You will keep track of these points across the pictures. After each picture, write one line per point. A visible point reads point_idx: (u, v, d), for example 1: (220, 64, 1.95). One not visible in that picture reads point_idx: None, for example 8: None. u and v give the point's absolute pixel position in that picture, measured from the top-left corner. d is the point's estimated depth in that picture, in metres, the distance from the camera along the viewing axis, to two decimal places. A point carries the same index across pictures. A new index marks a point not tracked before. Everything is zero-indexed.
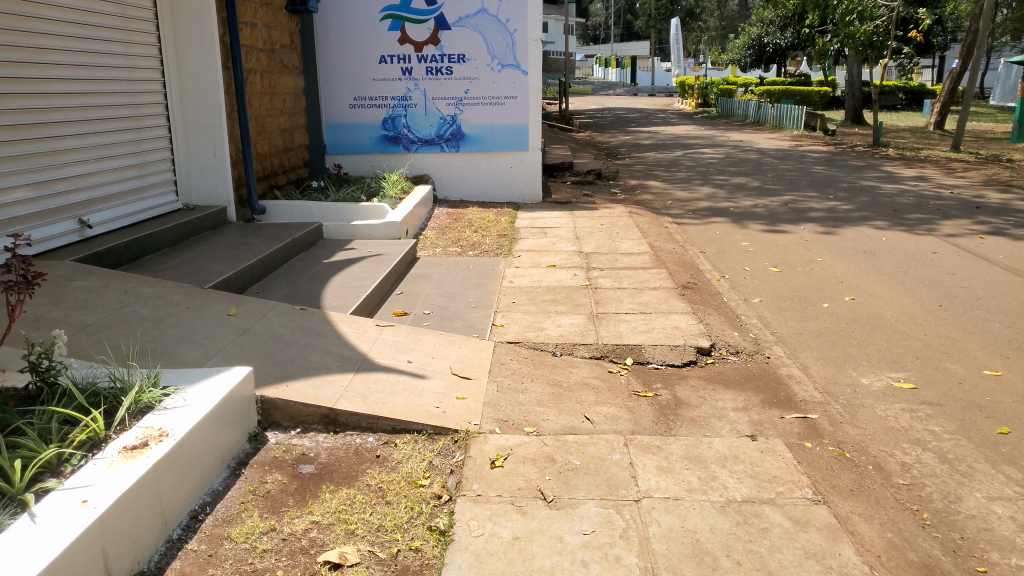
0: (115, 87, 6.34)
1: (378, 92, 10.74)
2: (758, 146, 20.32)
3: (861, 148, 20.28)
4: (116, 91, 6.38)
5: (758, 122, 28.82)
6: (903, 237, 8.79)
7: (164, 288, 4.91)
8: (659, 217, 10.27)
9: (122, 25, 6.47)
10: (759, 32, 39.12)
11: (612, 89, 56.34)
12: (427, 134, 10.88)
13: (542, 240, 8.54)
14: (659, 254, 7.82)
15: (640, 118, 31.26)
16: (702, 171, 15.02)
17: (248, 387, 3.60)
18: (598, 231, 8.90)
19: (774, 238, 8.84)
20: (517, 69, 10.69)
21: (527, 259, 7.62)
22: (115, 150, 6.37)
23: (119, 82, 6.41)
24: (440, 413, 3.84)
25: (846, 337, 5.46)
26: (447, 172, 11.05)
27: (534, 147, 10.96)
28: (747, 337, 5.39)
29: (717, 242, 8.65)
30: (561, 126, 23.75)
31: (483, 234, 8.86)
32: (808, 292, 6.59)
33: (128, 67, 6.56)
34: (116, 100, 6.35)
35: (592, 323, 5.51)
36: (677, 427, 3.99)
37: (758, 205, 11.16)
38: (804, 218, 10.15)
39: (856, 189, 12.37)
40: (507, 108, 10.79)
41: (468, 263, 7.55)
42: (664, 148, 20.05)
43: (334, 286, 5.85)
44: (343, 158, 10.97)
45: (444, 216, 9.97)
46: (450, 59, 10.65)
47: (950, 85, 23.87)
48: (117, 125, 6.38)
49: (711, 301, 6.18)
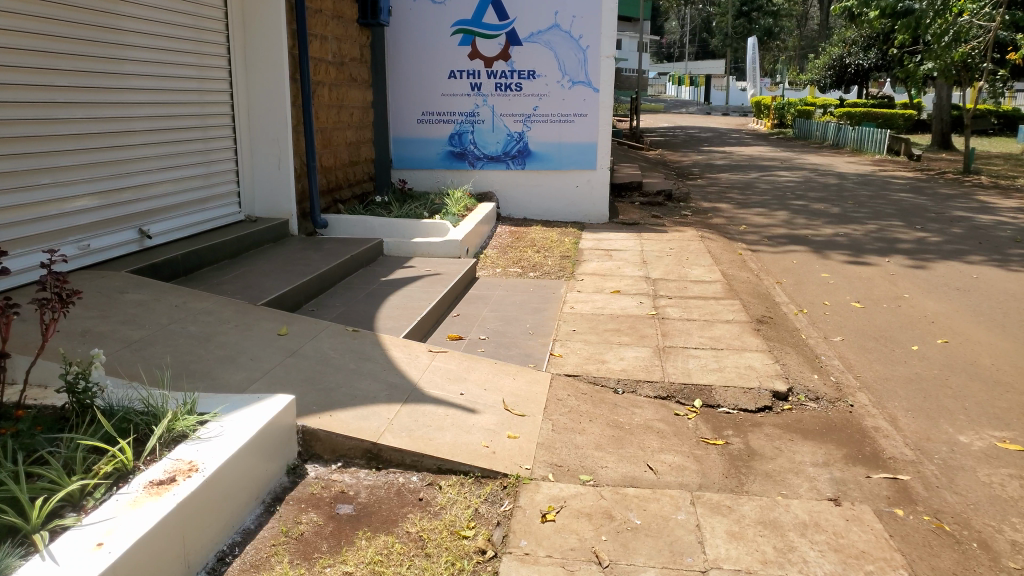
0: (185, 98, 6.39)
1: (446, 107, 10.66)
2: (838, 170, 19.44)
3: (950, 175, 19.13)
4: (186, 102, 6.44)
5: (838, 144, 27.69)
6: (1002, 274, 8.08)
7: (215, 304, 4.84)
8: (732, 243, 9.80)
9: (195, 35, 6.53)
10: (841, 52, 37.76)
11: (684, 108, 55.46)
12: (494, 151, 10.73)
13: (607, 263, 8.22)
14: (731, 283, 7.40)
15: (713, 138, 30.52)
16: (778, 194, 14.40)
17: (290, 417, 3.43)
18: (667, 256, 8.53)
19: (857, 271, 8.28)
20: (588, 87, 10.42)
21: (591, 284, 7.32)
22: (182, 161, 6.42)
23: (189, 94, 6.47)
24: (490, 454, 3.60)
25: (939, 385, 4.94)
26: (513, 190, 10.87)
27: (602, 166, 10.66)
28: (827, 380, 4.94)
29: (795, 272, 8.15)
30: (631, 144, 23.35)
31: (547, 255, 8.60)
32: (894, 332, 6.04)
33: (199, 79, 6.63)
34: (185, 112, 6.42)
35: (658, 358, 5.16)
36: (749, 483, 3.62)
37: (839, 233, 10.54)
38: (890, 250, 9.50)
39: (947, 220, 11.57)
40: (576, 125, 10.53)
41: (529, 285, 7.30)
42: (738, 169, 19.40)
43: (390, 307, 5.70)
44: (408, 173, 10.93)
45: (508, 234, 9.76)
46: (520, 75, 10.48)
47: None
48: (185, 136, 6.44)
49: (788, 338, 5.74)
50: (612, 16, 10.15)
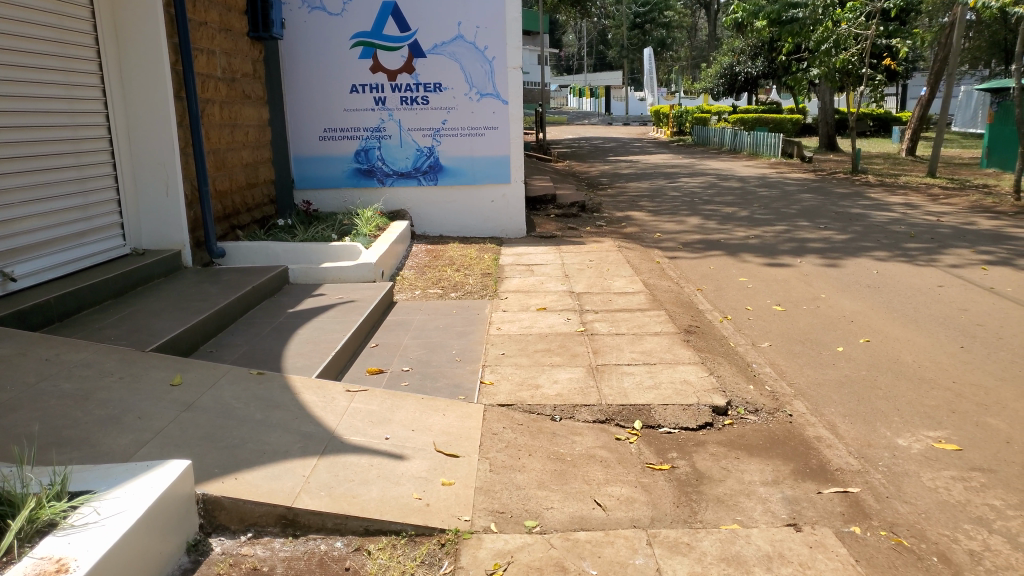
0: (53, 121, 5.72)
1: (349, 123, 10.19)
2: (738, 174, 20.04)
3: (841, 175, 20.05)
4: (56, 125, 5.77)
5: (735, 149, 28.69)
6: (907, 269, 8.34)
7: (95, 354, 4.28)
8: (649, 251, 9.75)
9: (60, 51, 5.87)
10: (731, 61, 39.28)
11: (586, 119, 56.44)
12: (403, 167, 10.31)
13: (529, 279, 7.95)
14: (655, 293, 7.28)
15: (617, 148, 31.07)
16: (687, 200, 14.62)
17: (185, 487, 2.99)
18: (587, 268, 8.37)
19: (773, 273, 8.36)
20: (497, 99, 10.20)
21: (515, 302, 7.03)
22: (54, 193, 5.75)
23: (58, 116, 5.79)
24: (424, 508, 3.25)
25: (869, 387, 4.87)
26: (424, 208, 10.47)
27: (516, 179, 10.44)
28: (764, 390, 4.82)
29: (715, 278, 8.13)
30: (538, 156, 23.38)
31: (465, 273, 8.26)
32: (819, 333, 6.03)
33: (69, 99, 5.96)
34: (55, 137, 5.76)
35: (593, 378, 4.91)
36: (702, 511, 3.41)
37: (750, 236, 10.70)
38: (800, 250, 9.69)
39: (846, 218, 11.98)
40: (487, 138, 10.28)
41: (449, 307, 6.94)
42: (644, 177, 19.67)
43: (300, 343, 5.22)
44: (312, 193, 10.36)
45: (422, 254, 9.35)
46: (426, 88, 10.14)
47: (922, 111, 23.89)
48: (56, 164, 5.77)
49: (718, 347, 5.61)
50: (517, 26, 9.96)
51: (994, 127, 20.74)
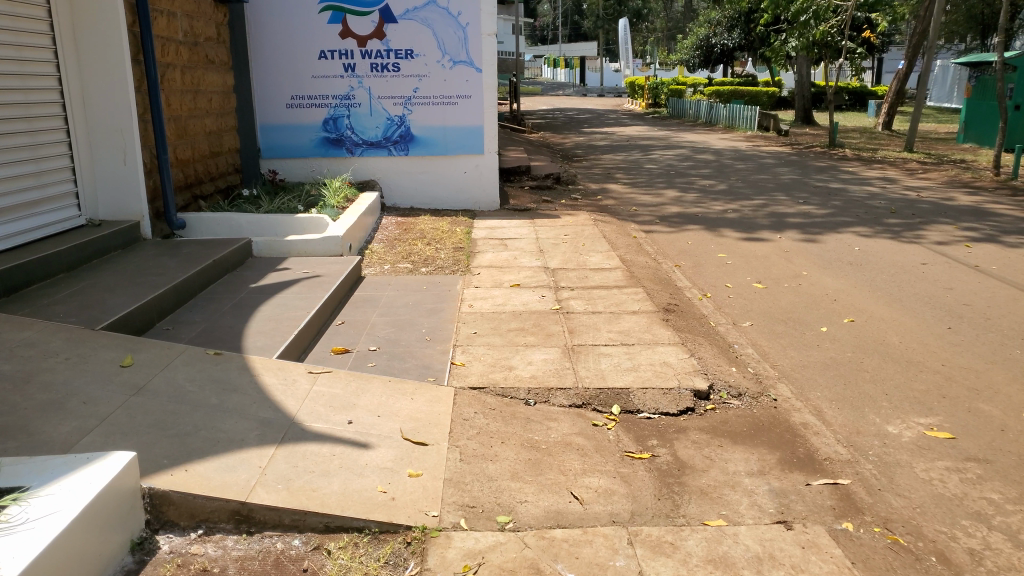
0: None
1: (318, 90, 9.78)
2: (714, 147, 19.86)
3: (817, 149, 19.99)
4: (2, 80, 5.32)
5: (711, 122, 28.50)
6: (887, 246, 8.24)
7: (38, 334, 3.93)
8: (626, 225, 9.53)
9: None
10: (707, 33, 38.94)
11: (560, 91, 55.83)
12: (373, 136, 9.93)
13: (502, 254, 7.70)
14: (632, 269, 7.06)
15: (592, 119, 30.69)
16: (664, 173, 14.40)
17: (129, 481, 2.70)
18: (562, 243, 8.13)
19: (752, 249, 8.20)
20: (471, 66, 9.82)
21: (488, 277, 6.77)
22: (2, 157, 5.32)
23: (5, 70, 5.35)
24: (388, 503, 2.99)
25: (854, 369, 4.75)
26: (396, 178, 10.11)
27: (490, 150, 10.10)
28: (747, 373, 4.63)
29: (693, 254, 7.94)
30: (512, 126, 22.92)
31: (438, 247, 7.98)
32: (801, 313, 5.88)
33: (17, 51, 5.51)
34: (2, 94, 5.32)
35: (569, 360, 4.69)
36: (685, 505, 3.22)
37: (728, 210, 10.52)
38: (779, 225, 9.54)
39: (823, 193, 11.87)
40: (460, 107, 9.91)
41: (419, 282, 6.67)
42: (620, 149, 19.39)
43: (261, 321, 4.92)
44: (279, 163, 9.96)
45: (393, 226, 9.03)
46: (397, 54, 9.74)
47: (899, 86, 23.91)
48: (4, 123, 5.33)
49: (698, 327, 5.42)
50: None
51: (970, 103, 20.85)
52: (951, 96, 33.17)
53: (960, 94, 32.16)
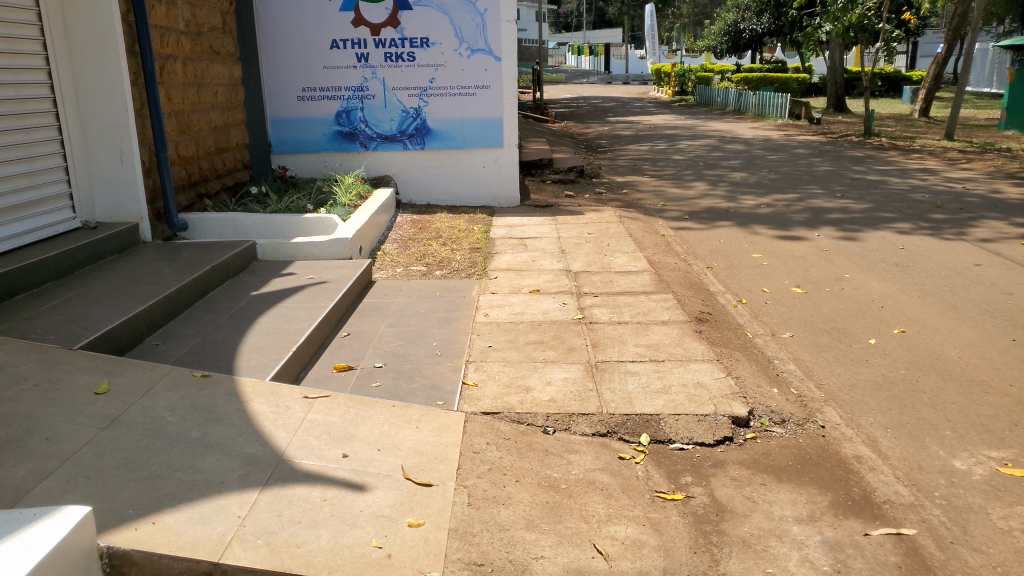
0: None
1: (330, 82, 9.42)
2: (744, 137, 19.20)
3: (852, 137, 19.23)
4: None
5: (739, 109, 27.72)
6: (934, 244, 7.68)
7: (9, 356, 3.61)
8: (653, 222, 9.06)
9: None
10: (735, 18, 37.99)
11: (585, 79, 55.12)
12: (387, 130, 9.54)
13: (522, 256, 7.29)
14: (660, 272, 6.62)
15: (617, 108, 30.07)
16: (691, 165, 13.86)
17: (83, 540, 2.34)
18: (586, 242, 7.70)
19: (788, 248, 7.70)
20: (490, 55, 9.39)
21: (505, 282, 6.37)
22: None
23: None
24: (383, 561, 2.60)
25: (910, 390, 4.26)
26: (412, 174, 9.73)
27: (510, 143, 9.67)
28: (789, 396, 4.18)
29: (725, 254, 7.45)
30: (534, 116, 22.43)
31: (453, 248, 7.59)
32: (846, 323, 5.39)
33: (8, 38, 5.25)
34: None
35: (592, 380, 4.26)
36: (726, 562, 2.81)
37: (760, 205, 9.99)
38: (816, 221, 9.00)
39: (861, 185, 11.27)
40: (478, 98, 9.49)
41: (434, 287, 6.28)
42: (645, 140, 18.82)
43: (258, 335, 4.57)
44: (290, 158, 9.65)
45: (408, 225, 8.66)
46: (412, 43, 9.32)
47: (937, 72, 22.96)
48: None
49: (734, 340, 4.96)
50: None
51: (1013, 88, 19.86)
52: (990, 80, 31.97)
53: (1000, 78, 30.99)
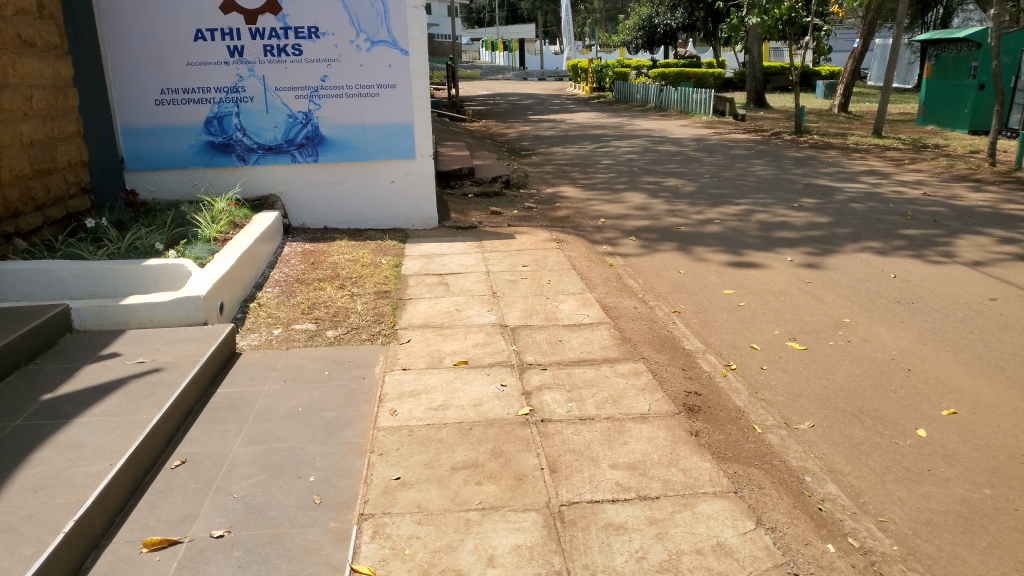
0: None
1: (196, 81, 7.55)
2: (673, 136, 18.16)
3: (783, 135, 18.51)
4: None
5: (661, 106, 26.89)
6: (926, 269, 6.52)
7: None
8: (596, 244, 7.63)
9: None
10: (650, 13, 37.22)
11: (500, 74, 53.61)
12: (271, 139, 7.75)
13: (442, 303, 5.69)
14: (619, 322, 5.17)
15: (537, 105, 28.79)
16: (626, 170, 12.58)
17: None
18: (521, 281, 6.18)
19: (763, 279, 6.42)
20: (394, 48, 7.71)
21: (421, 347, 4.75)
22: None
23: None
24: None
25: (1014, 530, 2.96)
26: (304, 192, 7.96)
27: (424, 153, 8.05)
28: (853, 557, 2.76)
29: (691, 291, 6.08)
30: (452, 116, 20.77)
31: (353, 293, 5.92)
32: (876, 401, 4.09)
33: None
34: None
35: (557, 549, 2.73)
36: None
37: (713, 219, 8.74)
38: (780, 239, 7.80)
39: (814, 190, 10.19)
40: (382, 101, 7.82)
41: (322, 359, 4.61)
42: (572, 141, 17.51)
43: (17, 499, 2.82)
44: (150, 176, 7.73)
45: (298, 258, 6.93)
46: (298, 33, 7.56)
47: (855, 66, 22.49)
48: None
49: (745, 449, 3.54)
50: None
51: (930, 82, 19.51)
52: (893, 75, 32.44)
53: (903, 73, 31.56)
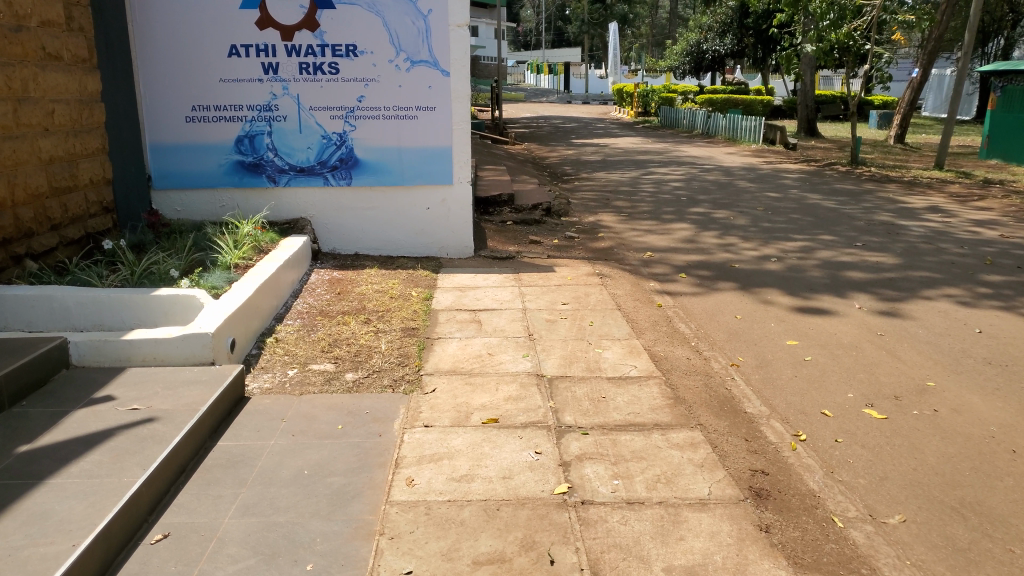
0: None
1: (228, 99, 7.24)
2: (721, 164, 17.49)
3: (838, 166, 17.72)
4: None
5: (707, 132, 26.22)
6: (1017, 325, 5.81)
7: None
8: (643, 281, 7.05)
9: None
10: (698, 38, 36.51)
11: (544, 97, 53.43)
12: (303, 160, 7.40)
13: (473, 344, 5.16)
14: (669, 377, 4.61)
15: (580, 128, 28.36)
16: (672, 198, 12.00)
17: None
18: (560, 322, 5.65)
19: (829, 329, 5.79)
20: (435, 69, 7.32)
21: (447, 397, 4.25)
22: None
23: None
24: None
25: None
26: (335, 217, 7.58)
27: (462, 179, 7.61)
28: None
29: (749, 341, 5.48)
30: (494, 137, 20.42)
31: (378, 329, 5.47)
32: (979, 491, 3.48)
33: None
34: None
35: None
36: None
37: (769, 255, 8.11)
38: (845, 281, 7.11)
39: (878, 228, 9.48)
40: (420, 123, 7.43)
41: (337, 409, 4.15)
42: (615, 167, 16.98)
43: None
44: (178, 195, 7.43)
45: (324, 286, 6.52)
46: (335, 51, 7.21)
47: (913, 96, 21.57)
48: None
49: (827, 553, 2.95)
50: None
51: (994, 114, 18.54)
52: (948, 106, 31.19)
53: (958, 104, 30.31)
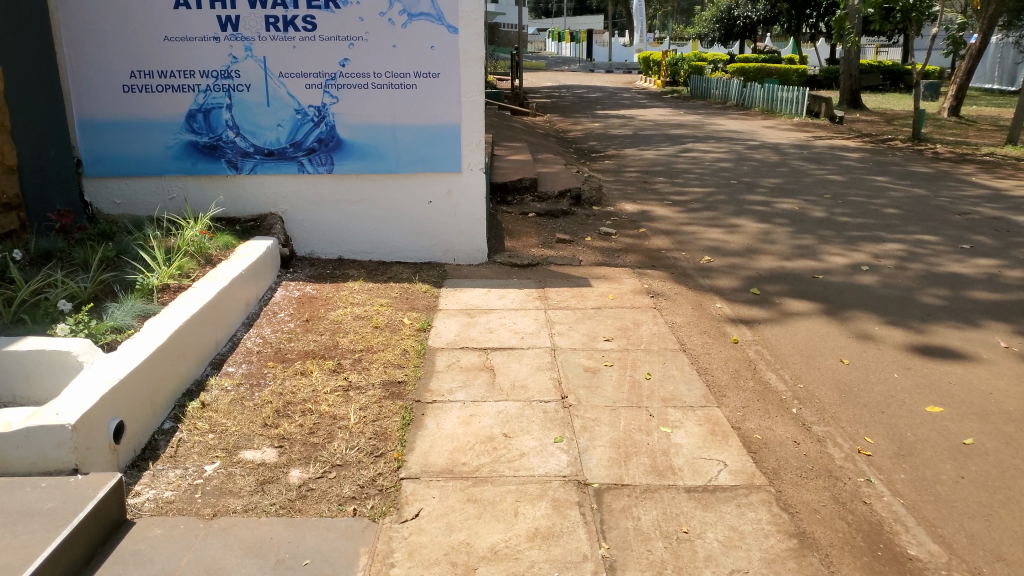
0: None
1: (176, 63, 5.63)
2: (766, 140, 15.63)
3: (896, 142, 15.81)
4: None
5: (741, 103, 24.20)
6: None
7: None
8: (705, 302, 5.43)
9: None
10: (728, 3, 33.94)
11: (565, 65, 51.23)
12: (272, 142, 5.81)
13: (483, 414, 3.59)
14: (781, 491, 3.00)
15: (605, 99, 26.40)
16: (719, 181, 10.27)
17: None
18: (605, 373, 4.05)
19: (980, 386, 4.14)
20: (439, 24, 5.66)
21: (441, 530, 2.70)
22: None
23: None
24: None
25: None
26: (313, 213, 6.00)
27: (474, 166, 5.97)
28: None
29: (873, 409, 3.85)
30: (512, 108, 18.62)
31: (350, 382, 3.90)
32: None
33: None
34: None
35: None
36: None
37: (859, 260, 6.43)
38: (969, 303, 5.43)
39: (981, 224, 7.75)
40: (421, 94, 5.79)
41: (263, 554, 2.59)
42: (647, 142, 15.18)
43: None
44: (117, 185, 5.88)
45: (290, 309, 4.95)
46: (311, 1, 5.57)
47: (971, 66, 19.39)
48: None
49: None
50: None
51: None
52: (993, 77, 28.86)
53: (1006, 74, 27.94)
